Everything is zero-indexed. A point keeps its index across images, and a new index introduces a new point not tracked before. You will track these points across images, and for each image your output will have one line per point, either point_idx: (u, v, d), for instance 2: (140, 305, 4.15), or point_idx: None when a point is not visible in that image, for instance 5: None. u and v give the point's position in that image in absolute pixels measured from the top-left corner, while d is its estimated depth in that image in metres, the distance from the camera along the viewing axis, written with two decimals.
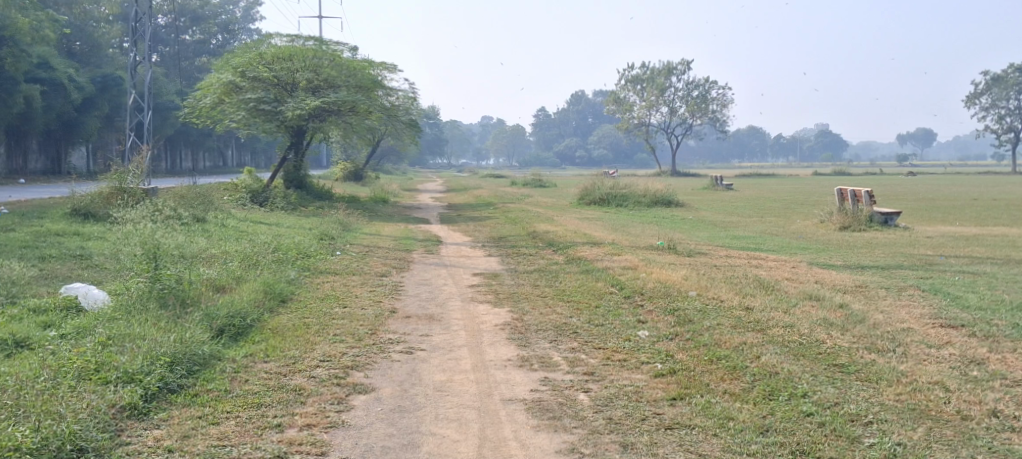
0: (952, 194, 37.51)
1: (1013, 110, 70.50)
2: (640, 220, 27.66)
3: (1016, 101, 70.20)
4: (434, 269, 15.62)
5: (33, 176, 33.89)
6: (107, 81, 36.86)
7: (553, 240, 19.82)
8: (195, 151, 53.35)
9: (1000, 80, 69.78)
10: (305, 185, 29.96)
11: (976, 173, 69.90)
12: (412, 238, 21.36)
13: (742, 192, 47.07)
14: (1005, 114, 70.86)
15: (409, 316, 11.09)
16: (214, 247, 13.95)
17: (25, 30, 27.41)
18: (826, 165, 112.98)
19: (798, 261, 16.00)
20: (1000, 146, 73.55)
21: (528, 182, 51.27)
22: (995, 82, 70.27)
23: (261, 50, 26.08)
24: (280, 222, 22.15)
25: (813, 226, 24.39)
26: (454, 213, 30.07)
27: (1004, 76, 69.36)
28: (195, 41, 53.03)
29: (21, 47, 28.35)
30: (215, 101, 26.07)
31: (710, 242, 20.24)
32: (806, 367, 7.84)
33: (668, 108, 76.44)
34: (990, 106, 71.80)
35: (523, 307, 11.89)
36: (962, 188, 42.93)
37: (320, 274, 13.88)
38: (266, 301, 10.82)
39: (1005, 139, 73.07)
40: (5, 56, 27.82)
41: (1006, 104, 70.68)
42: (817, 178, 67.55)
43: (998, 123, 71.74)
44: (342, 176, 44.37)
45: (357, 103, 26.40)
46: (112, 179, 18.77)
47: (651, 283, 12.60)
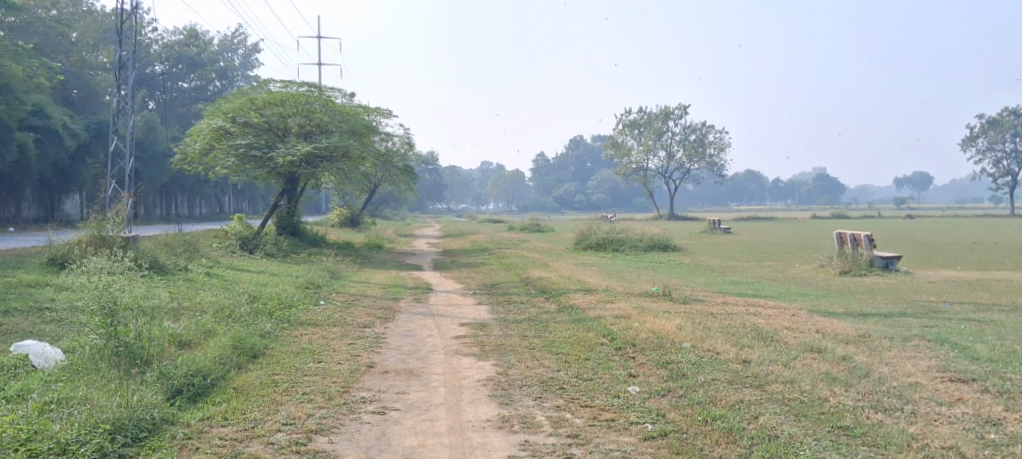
0: (954, 237, 36.97)
1: (1009, 153, 70.31)
2: (636, 265, 27.12)
3: (1011, 144, 70.06)
4: (420, 319, 15.01)
5: (25, 225, 33.34)
6: (103, 128, 36.52)
7: (546, 287, 19.26)
8: (191, 198, 52.88)
9: (995, 123, 69.78)
10: (298, 232, 29.37)
11: (975, 216, 69.50)
12: (402, 286, 20.79)
13: (741, 235, 46.58)
14: (1002, 157, 70.62)
15: (387, 371, 10.49)
16: (189, 301, 13.37)
17: (19, 78, 27.09)
18: (825, 208, 112.75)
19: (799, 308, 15.42)
20: (998, 190, 73.21)
21: (524, 227, 50.77)
22: (990, 125, 70.28)
23: (253, 96, 25.65)
24: (266, 270, 21.64)
25: (812, 270, 23.85)
26: (448, 259, 29.54)
27: (999, 120, 69.37)
28: (193, 88, 52.55)
29: (15, 95, 28.00)
30: (206, 148, 25.48)
31: (706, 288, 19.66)
32: (808, 430, 7.23)
33: (665, 152, 76.24)
34: (986, 149, 71.45)
35: (509, 359, 11.28)
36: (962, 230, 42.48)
37: (298, 326, 13.28)
38: (234, 357, 10.26)
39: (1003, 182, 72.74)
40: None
41: (1002, 147, 70.52)
42: (815, 222, 67.11)
43: (995, 166, 71.46)
44: (337, 222, 43.86)
45: (349, 148, 25.90)
46: (92, 226, 18.18)
47: (645, 333, 11.98)
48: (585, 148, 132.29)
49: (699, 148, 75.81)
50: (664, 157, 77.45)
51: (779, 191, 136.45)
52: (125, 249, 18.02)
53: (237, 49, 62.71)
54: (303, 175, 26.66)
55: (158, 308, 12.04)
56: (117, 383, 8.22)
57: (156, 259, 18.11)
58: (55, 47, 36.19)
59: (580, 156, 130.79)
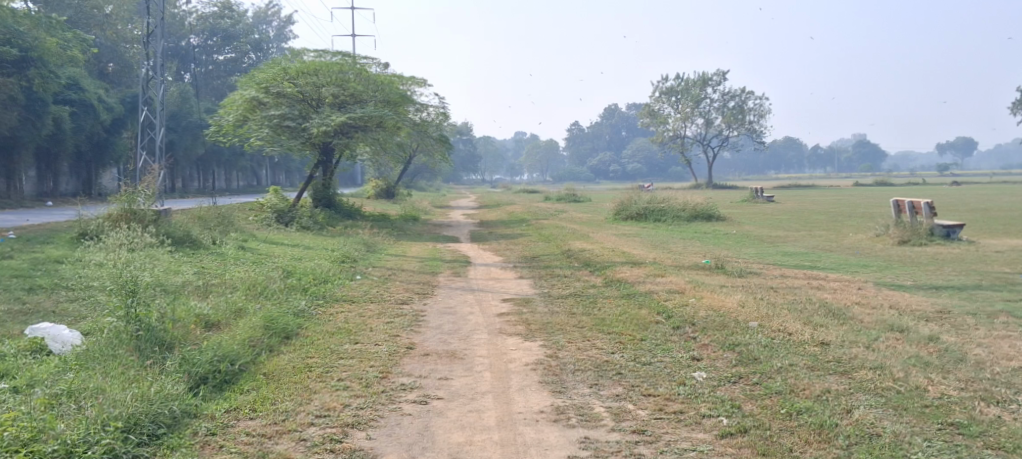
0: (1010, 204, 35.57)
1: None
2: (680, 236, 26.21)
3: None
4: (461, 295, 14.26)
5: (63, 199, 33.07)
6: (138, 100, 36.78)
7: (590, 259, 18.44)
8: (227, 170, 52.54)
9: None
10: (334, 204, 28.70)
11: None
12: (439, 259, 20.05)
13: (784, 203, 45.37)
14: None
15: (428, 354, 9.71)
16: (219, 278, 12.68)
17: (53, 50, 27.16)
18: (866, 175, 110.54)
19: (862, 281, 14.50)
20: None
21: (561, 198, 49.89)
22: None
23: (286, 65, 24.74)
24: (301, 243, 21.02)
25: (868, 240, 22.87)
26: (487, 230, 28.78)
27: None
28: (227, 60, 51.95)
29: (49, 67, 27.54)
30: (238, 119, 24.86)
31: (759, 260, 18.75)
32: (913, 427, 6.67)
33: (703, 120, 74.73)
34: None
35: (558, 339, 10.48)
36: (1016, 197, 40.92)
37: (333, 303, 12.57)
38: (265, 339, 9.51)
39: None
40: (33, 77, 27.13)
41: None
42: (857, 189, 65.38)
43: None
44: (373, 194, 43.24)
45: (385, 118, 25.12)
46: (122, 200, 17.43)
47: (704, 311, 11.12)
48: (621, 116, 130.56)
49: (738, 115, 74.15)
50: (701, 124, 75.92)
51: (819, 158, 134.02)
52: (158, 223, 17.42)
53: (271, 21, 62.21)
54: (338, 146, 25.94)
55: (183, 287, 11.31)
56: (135, 374, 7.48)
57: (189, 233, 17.52)
58: (89, 20, 35.25)
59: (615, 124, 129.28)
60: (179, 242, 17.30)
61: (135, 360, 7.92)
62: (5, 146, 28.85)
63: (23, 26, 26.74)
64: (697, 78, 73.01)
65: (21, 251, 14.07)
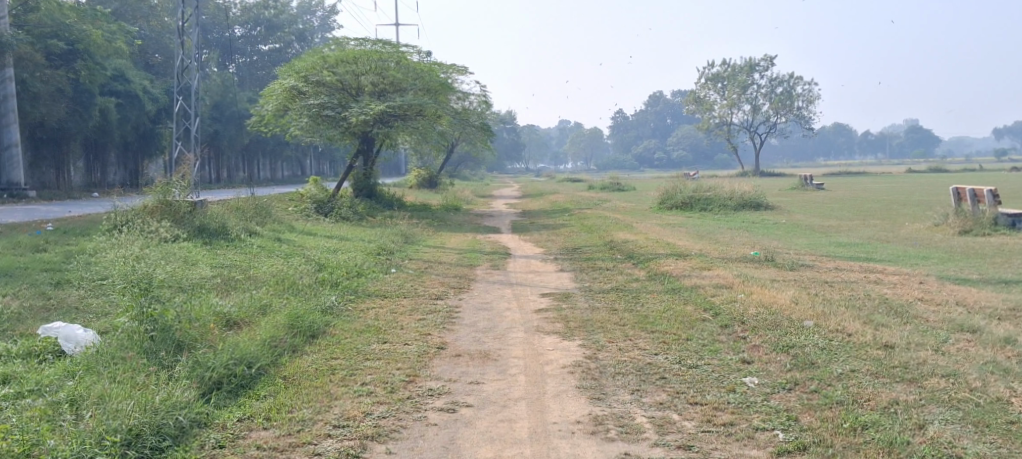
0: None
1: None
2: (728, 225, 25.49)
3: None
4: (498, 289, 13.68)
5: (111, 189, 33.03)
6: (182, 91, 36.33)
7: (633, 251, 17.79)
8: (271, 161, 52.49)
9: None
10: (375, 194, 28.29)
11: None
12: (478, 250, 19.51)
13: (835, 192, 44.24)
14: None
15: (460, 354, 9.16)
16: (247, 274, 12.19)
17: (99, 42, 26.91)
18: (920, 162, 108.11)
19: (925, 276, 13.76)
20: None
21: (605, 186, 49.20)
22: None
23: (325, 53, 24.37)
24: (339, 235, 20.63)
25: (926, 230, 22.15)
26: (528, 220, 28.24)
27: None
28: (271, 51, 51.49)
29: (95, 59, 27.40)
30: (279, 109, 24.49)
31: (813, 252, 18.00)
32: (998, 448, 6.06)
33: (750, 106, 73.34)
34: None
35: (598, 339, 9.87)
36: None
37: (365, 299, 12.05)
38: (289, 338, 9.01)
39: None
40: (79, 70, 27.08)
41: None
42: (909, 176, 63.93)
43: None
44: (415, 184, 42.88)
45: (424, 107, 24.62)
46: (157, 191, 16.95)
47: (755, 308, 10.47)
48: (666, 103, 128.90)
49: (786, 101, 72.68)
50: (748, 111, 74.57)
51: (869, 145, 131.45)
52: (195, 215, 17.02)
53: (315, 11, 62.02)
54: (377, 136, 25.50)
55: (208, 284, 10.81)
56: (145, 383, 7.05)
57: (224, 225, 17.14)
58: (134, 12, 35.64)
59: (660, 112, 127.85)
60: (214, 234, 16.91)
61: (149, 365, 7.49)
62: (53, 138, 28.75)
63: (67, 17, 26.59)
64: (744, 64, 71.67)
65: (53, 242, 13.71)
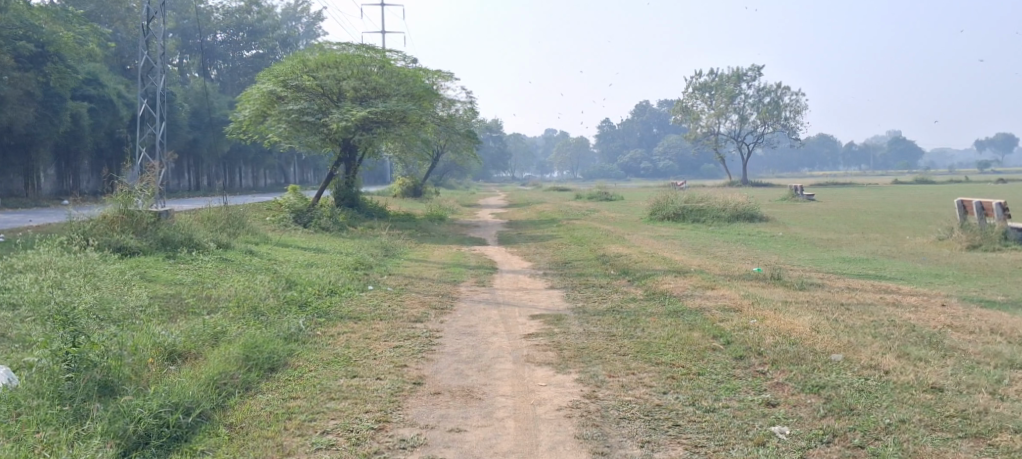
0: None
1: None
2: (723, 238, 24.51)
3: None
4: (484, 310, 12.47)
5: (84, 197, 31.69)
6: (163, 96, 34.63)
7: (629, 266, 16.68)
8: (253, 167, 51.01)
9: None
10: (357, 203, 27.02)
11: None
12: (463, 264, 18.31)
13: (826, 202, 43.37)
14: None
15: (439, 392, 7.95)
16: (202, 295, 10.94)
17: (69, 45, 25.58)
18: (907, 173, 107.76)
19: (945, 297, 12.77)
20: None
21: (592, 196, 48.16)
22: None
23: (305, 56, 23.13)
24: (318, 247, 19.48)
25: (932, 245, 21.33)
26: (515, 231, 27.14)
27: None
28: (254, 57, 50.03)
29: (66, 62, 26.12)
30: (257, 114, 23.31)
31: (818, 270, 16.93)
32: None
33: (738, 116, 72.42)
34: None
35: (597, 372, 8.71)
36: None
37: (336, 322, 10.82)
38: (241, 372, 7.81)
39: None
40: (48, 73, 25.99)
41: None
42: (898, 188, 63.17)
43: None
44: (400, 192, 41.61)
45: (408, 112, 23.38)
46: (117, 200, 15.55)
47: (771, 338, 9.38)
48: (653, 113, 127.95)
49: (773, 111, 71.86)
50: (735, 120, 73.65)
51: (854, 155, 130.99)
52: (158, 226, 15.65)
53: (301, 17, 60.74)
54: (359, 143, 24.29)
55: (156, 311, 9.52)
56: (46, 445, 6.33)
57: (190, 236, 15.89)
58: (111, 14, 34.37)
59: (647, 121, 127.04)
60: (179, 247, 15.64)
61: (55, 422, 6.52)
62: (22, 143, 27.45)
63: (36, 18, 25.31)
64: (731, 73, 70.80)
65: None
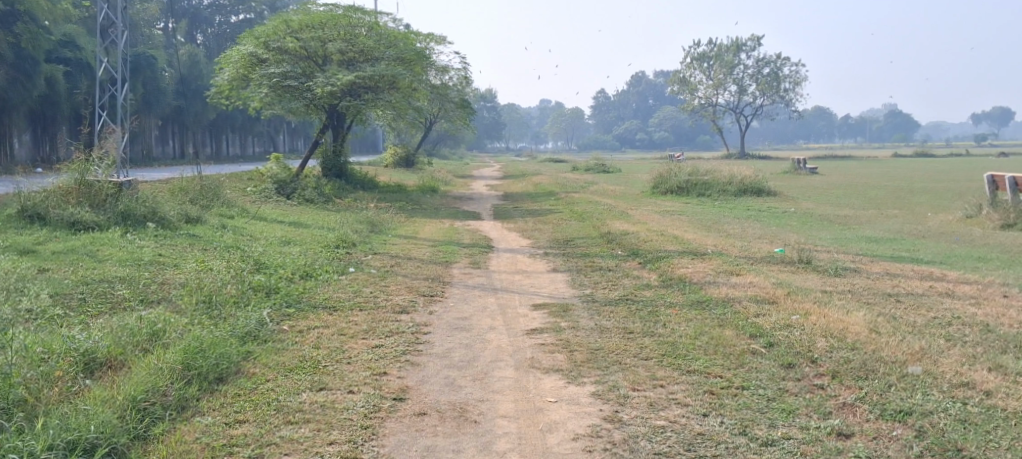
0: None
1: None
2: (733, 214, 23.01)
3: None
4: (479, 298, 10.89)
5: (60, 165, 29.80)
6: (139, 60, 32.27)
7: (639, 246, 15.10)
8: (241, 136, 48.99)
9: None
10: (345, 173, 25.26)
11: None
12: (456, 242, 16.69)
13: (830, 176, 41.97)
14: None
15: (424, 411, 6.40)
16: (150, 281, 9.27)
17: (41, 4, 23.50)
18: (905, 147, 106.68)
19: (1003, 290, 11.27)
20: None
21: (590, 168, 46.46)
22: None
23: (288, 16, 21.24)
24: (299, 220, 17.85)
25: (959, 224, 19.93)
26: (512, 204, 25.56)
27: None
28: (242, 21, 47.91)
29: (37, 22, 24.23)
30: (237, 77, 21.51)
31: (846, 251, 15.46)
32: None
33: (737, 87, 70.75)
34: None
35: (617, 381, 7.19)
36: None
37: (306, 314, 9.15)
38: (175, 388, 6.27)
39: None
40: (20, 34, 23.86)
41: None
42: (899, 161, 61.75)
43: None
44: (391, 162, 39.88)
45: (398, 77, 21.63)
46: (72, 170, 13.43)
47: (823, 341, 7.85)
48: (649, 84, 126.09)
49: (773, 83, 70.13)
50: (734, 92, 71.89)
51: (850, 129, 129.32)
52: (120, 198, 13.51)
53: None
54: (347, 110, 22.60)
55: (81, 314, 7.87)
56: None
57: (155, 209, 13.64)
58: None
59: (642, 93, 125.19)
60: (142, 222, 13.38)
61: None
62: None
63: None
64: (730, 43, 68.91)
65: None
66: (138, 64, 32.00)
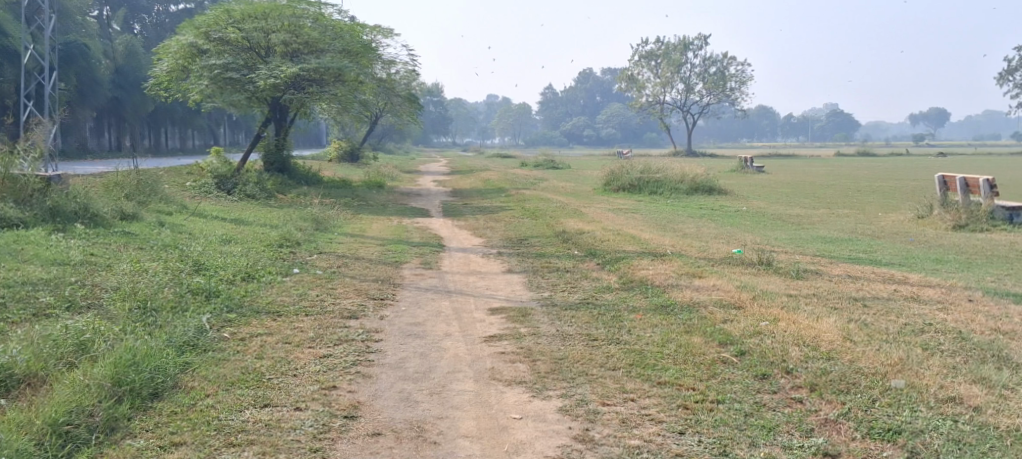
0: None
1: None
2: (685, 212, 22.79)
3: None
4: (432, 301, 10.41)
5: None
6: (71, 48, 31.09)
7: (595, 246, 14.71)
8: (181, 128, 47.76)
9: None
10: (288, 168, 24.54)
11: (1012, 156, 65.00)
12: (406, 241, 16.17)
13: (778, 174, 42.13)
14: None
15: (379, 431, 5.99)
16: (79, 283, 8.64)
17: None
18: (848, 145, 108.22)
19: (967, 294, 11.09)
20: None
21: (539, 164, 46.08)
22: None
23: (230, 5, 20.34)
24: (241, 217, 17.18)
25: (910, 224, 19.92)
26: (461, 201, 25.06)
27: None
28: (180, 11, 46.80)
29: None
30: (175, 68, 20.70)
31: (803, 252, 15.26)
32: None
33: (684, 85, 70.97)
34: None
35: (585, 394, 6.78)
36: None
37: (248, 320, 8.57)
38: (103, 407, 5.83)
39: None
40: None
41: None
42: (842, 160, 62.46)
43: None
44: (337, 156, 39.09)
45: (344, 70, 20.99)
46: None
47: (797, 350, 7.49)
48: (596, 81, 126.34)
49: (720, 81, 70.44)
50: (682, 90, 72.11)
51: (793, 128, 130.88)
52: (48, 194, 12.72)
53: None
54: (291, 103, 21.89)
55: (0, 323, 7.41)
56: None
57: (86, 205, 12.85)
58: None
59: (590, 89, 125.41)
60: (71, 219, 12.60)
61: None
62: None
63: None
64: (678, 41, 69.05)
65: None
66: (70, 53, 30.81)
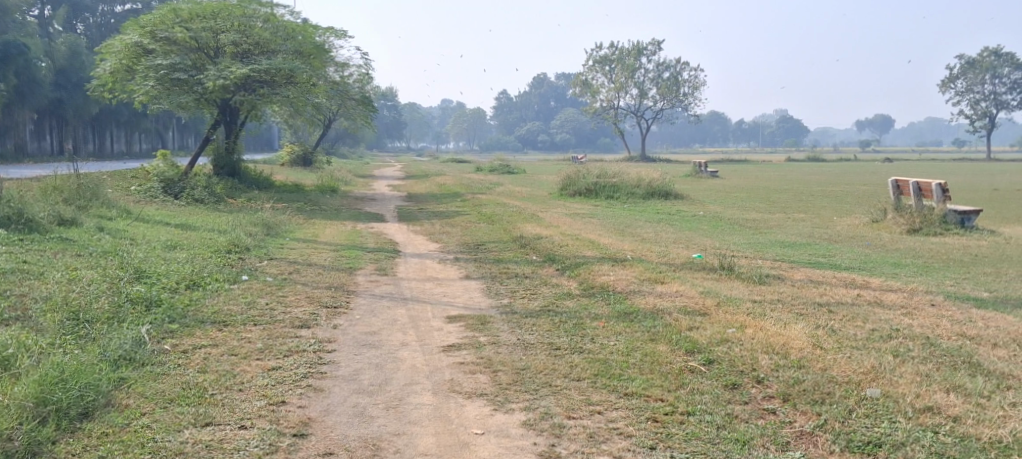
0: (971, 186, 33.34)
1: (988, 95, 67.81)
2: (641, 217, 22.63)
3: (991, 86, 67.59)
4: (388, 309, 10.02)
5: None
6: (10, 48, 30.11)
7: (553, 251, 14.42)
8: (128, 131, 46.70)
9: (975, 64, 67.23)
10: (239, 172, 23.95)
11: (956, 162, 66.18)
12: (360, 246, 15.75)
13: (730, 179, 42.30)
14: (980, 99, 68.16)
15: (331, 451, 5.65)
16: (7, 293, 8.13)
17: None
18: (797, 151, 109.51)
19: (928, 298, 10.98)
20: (974, 134, 70.96)
21: (493, 168, 45.79)
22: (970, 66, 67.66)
23: (177, 5, 19.80)
24: (188, 223, 16.64)
25: (865, 227, 19.94)
26: (416, 206, 24.66)
27: (979, 60, 66.89)
28: (127, 11, 45.82)
29: None
30: (119, 69, 20.04)
31: (762, 256, 15.13)
32: None
33: (638, 90, 71.15)
34: (965, 91, 68.96)
35: (549, 406, 6.47)
36: (967, 179, 38.99)
37: (191, 330, 8.13)
38: (24, 431, 5.47)
39: (980, 126, 70.47)
40: None
41: (981, 89, 67.99)
42: (791, 165, 63.08)
43: (973, 108, 69.10)
44: (288, 160, 38.43)
45: (296, 72, 20.47)
46: None
47: (767, 359, 7.25)
48: (550, 86, 126.48)
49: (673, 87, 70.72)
50: (635, 95, 72.30)
51: (744, 133, 132.16)
52: None
53: None
54: (241, 105, 21.32)
55: None
56: None
57: (20, 210, 12.25)
58: None
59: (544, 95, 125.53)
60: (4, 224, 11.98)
61: None
62: None
63: None
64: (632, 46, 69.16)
65: None
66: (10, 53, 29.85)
